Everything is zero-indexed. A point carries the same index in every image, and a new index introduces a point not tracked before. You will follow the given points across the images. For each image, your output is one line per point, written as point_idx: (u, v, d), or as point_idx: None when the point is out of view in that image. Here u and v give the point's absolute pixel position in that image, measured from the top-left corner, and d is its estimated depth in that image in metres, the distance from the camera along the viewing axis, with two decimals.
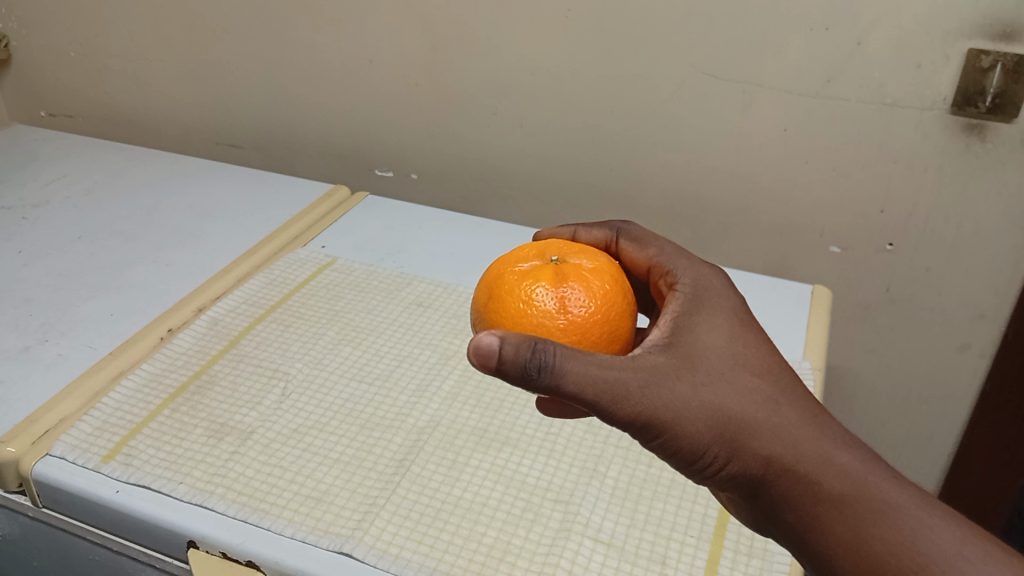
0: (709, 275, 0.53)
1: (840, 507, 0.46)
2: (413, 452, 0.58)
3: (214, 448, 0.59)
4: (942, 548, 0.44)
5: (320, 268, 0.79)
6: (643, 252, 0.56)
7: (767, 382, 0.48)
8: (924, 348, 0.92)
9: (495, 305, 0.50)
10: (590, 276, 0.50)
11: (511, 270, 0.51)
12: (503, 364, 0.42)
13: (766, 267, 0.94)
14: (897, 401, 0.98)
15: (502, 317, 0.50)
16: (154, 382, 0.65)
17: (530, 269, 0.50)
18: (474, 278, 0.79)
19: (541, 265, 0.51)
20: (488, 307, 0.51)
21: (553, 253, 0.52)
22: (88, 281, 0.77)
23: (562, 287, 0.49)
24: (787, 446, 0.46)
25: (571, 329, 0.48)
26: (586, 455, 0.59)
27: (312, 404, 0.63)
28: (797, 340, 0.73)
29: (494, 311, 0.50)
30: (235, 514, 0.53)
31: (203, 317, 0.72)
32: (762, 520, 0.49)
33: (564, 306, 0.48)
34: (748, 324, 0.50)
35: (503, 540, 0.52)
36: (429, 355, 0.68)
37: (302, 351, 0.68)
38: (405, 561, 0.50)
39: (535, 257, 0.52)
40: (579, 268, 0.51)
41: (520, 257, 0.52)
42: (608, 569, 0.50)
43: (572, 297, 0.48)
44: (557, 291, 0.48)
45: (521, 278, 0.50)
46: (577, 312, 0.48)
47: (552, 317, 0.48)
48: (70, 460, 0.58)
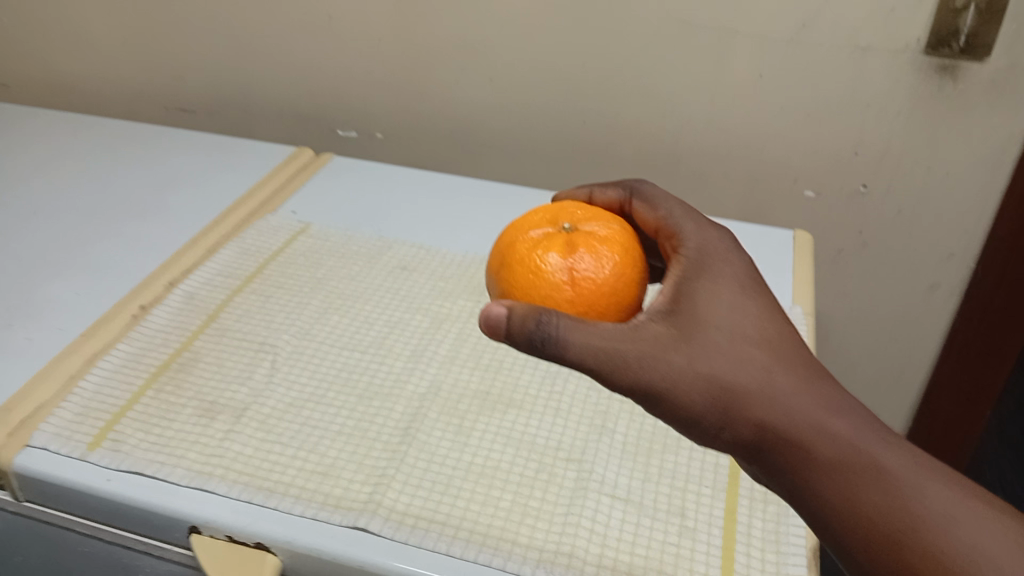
0: (715, 239, 0.51)
1: (834, 474, 0.43)
2: (418, 419, 0.57)
3: (207, 428, 0.56)
4: (944, 525, 0.42)
5: (294, 235, 0.76)
6: (654, 212, 0.54)
7: (768, 349, 0.46)
8: (894, 289, 0.94)
9: (506, 273, 0.49)
10: (602, 247, 0.49)
11: (523, 237, 0.49)
12: (509, 332, 0.43)
13: (741, 215, 0.94)
14: (868, 342, 1.01)
15: (512, 286, 0.49)
16: (133, 361, 0.61)
17: (542, 237, 0.49)
18: (455, 239, 0.77)
19: (552, 233, 0.49)
20: (500, 275, 0.50)
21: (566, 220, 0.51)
22: (48, 260, 0.72)
23: (573, 257, 0.48)
24: (783, 415, 0.44)
25: (579, 302, 0.47)
26: (593, 411, 0.58)
27: (305, 376, 0.60)
28: (784, 288, 0.73)
29: (505, 280, 0.49)
30: (239, 495, 0.51)
31: (177, 291, 0.69)
32: (768, 487, 0.48)
33: (571, 279, 0.47)
34: (751, 289, 0.48)
35: (520, 502, 0.51)
36: (420, 320, 0.66)
37: (288, 322, 0.65)
38: (423, 531, 0.49)
39: (548, 223, 0.50)
40: (593, 238, 0.49)
41: (533, 223, 0.51)
42: (629, 524, 0.50)
43: (580, 270, 0.47)
44: (566, 262, 0.47)
45: (532, 247, 0.49)
46: (585, 286, 0.47)
47: (559, 290, 0.47)
48: (53, 449, 0.54)
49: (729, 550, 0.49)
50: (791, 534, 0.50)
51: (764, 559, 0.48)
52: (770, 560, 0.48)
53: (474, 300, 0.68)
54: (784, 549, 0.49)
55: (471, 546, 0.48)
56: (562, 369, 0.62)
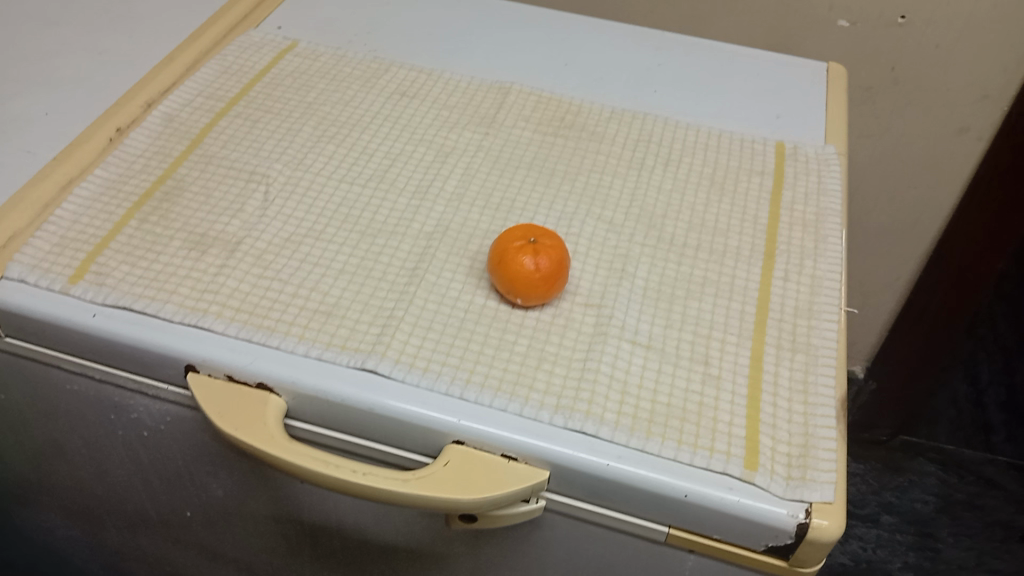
0: None
1: None
2: (426, 258, 0.53)
3: (198, 262, 0.51)
4: None
5: (282, 53, 0.69)
6: None
7: None
8: (912, 124, 0.97)
9: (500, 250, 0.50)
10: (563, 266, 0.50)
11: (522, 235, 0.50)
12: None
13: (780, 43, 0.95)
14: (881, 180, 1.04)
15: (500, 258, 0.50)
16: (112, 189, 0.56)
17: (527, 242, 0.50)
18: (459, 63, 0.71)
19: (541, 242, 0.50)
20: (495, 247, 0.50)
21: (547, 237, 0.51)
22: (6, 75, 0.64)
23: (542, 261, 0.49)
24: None
25: (533, 286, 0.49)
26: (611, 256, 0.54)
27: (301, 211, 0.56)
28: (818, 121, 0.66)
29: (498, 253, 0.50)
30: (237, 333, 0.48)
31: (155, 113, 0.62)
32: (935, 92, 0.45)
33: (538, 275, 0.49)
34: None
35: (537, 347, 0.49)
36: (424, 152, 0.61)
37: (279, 150, 0.60)
38: (436, 375, 0.47)
39: (541, 233, 0.51)
40: (557, 257, 0.50)
41: (531, 227, 0.51)
42: (651, 371, 0.48)
43: (545, 268, 0.49)
44: (537, 262, 0.49)
45: (513, 247, 0.49)
46: (547, 281, 0.49)
47: (527, 287, 0.49)
48: (30, 283, 0.50)
49: (755, 400, 0.47)
50: (819, 384, 0.48)
51: (791, 406, 0.47)
52: (797, 409, 0.47)
53: (482, 133, 0.63)
54: (812, 399, 0.47)
55: (486, 392, 0.46)
56: (578, 211, 0.57)
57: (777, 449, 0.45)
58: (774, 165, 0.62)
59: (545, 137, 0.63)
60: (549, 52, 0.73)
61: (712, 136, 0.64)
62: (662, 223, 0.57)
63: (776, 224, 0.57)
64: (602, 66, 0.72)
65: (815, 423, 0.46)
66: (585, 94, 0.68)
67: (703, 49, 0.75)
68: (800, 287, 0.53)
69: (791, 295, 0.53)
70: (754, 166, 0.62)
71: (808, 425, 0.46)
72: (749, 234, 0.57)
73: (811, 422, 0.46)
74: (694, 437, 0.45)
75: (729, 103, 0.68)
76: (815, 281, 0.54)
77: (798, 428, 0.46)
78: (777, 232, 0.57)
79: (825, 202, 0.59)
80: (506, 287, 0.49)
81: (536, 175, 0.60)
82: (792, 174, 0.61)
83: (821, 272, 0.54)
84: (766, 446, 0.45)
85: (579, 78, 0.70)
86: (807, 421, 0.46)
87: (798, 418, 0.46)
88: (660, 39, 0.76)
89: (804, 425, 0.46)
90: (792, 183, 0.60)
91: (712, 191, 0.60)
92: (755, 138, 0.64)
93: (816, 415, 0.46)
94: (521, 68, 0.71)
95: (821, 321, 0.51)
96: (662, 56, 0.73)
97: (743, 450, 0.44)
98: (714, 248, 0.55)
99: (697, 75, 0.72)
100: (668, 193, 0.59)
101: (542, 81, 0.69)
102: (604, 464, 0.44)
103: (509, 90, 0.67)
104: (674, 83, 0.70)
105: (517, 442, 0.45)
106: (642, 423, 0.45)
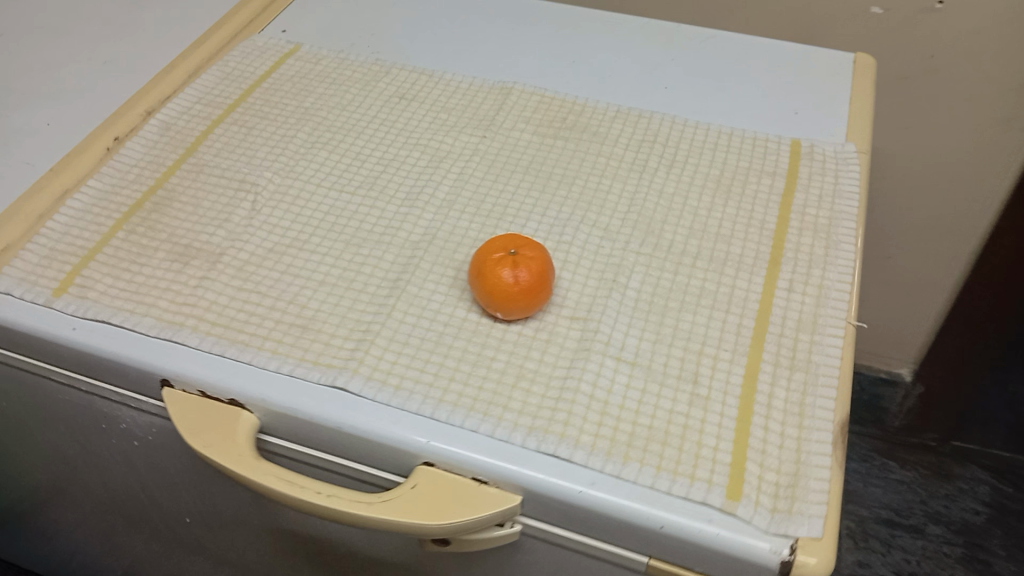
0: None
1: None
2: (409, 268, 0.51)
3: (180, 274, 0.51)
4: None
5: (284, 57, 0.69)
6: None
7: None
8: (951, 116, 0.88)
9: (480, 263, 0.48)
10: (546, 277, 0.48)
11: (503, 246, 0.48)
12: None
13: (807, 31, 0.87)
14: (919, 176, 0.95)
15: (480, 271, 0.48)
16: (105, 200, 0.56)
17: (507, 253, 0.48)
18: (462, 64, 0.69)
19: (522, 253, 0.48)
20: (476, 260, 0.48)
21: (530, 248, 0.48)
22: (16, 88, 0.65)
23: (522, 273, 0.47)
24: None
25: (513, 298, 0.46)
26: (604, 264, 0.52)
27: (287, 220, 0.54)
28: (840, 117, 0.62)
29: (478, 265, 0.48)
30: (210, 347, 0.47)
31: (153, 122, 0.62)
32: None
33: (517, 288, 0.46)
34: None
35: (515, 363, 0.47)
36: (418, 157, 0.59)
37: (271, 157, 0.59)
38: (408, 393, 0.45)
39: (523, 244, 0.48)
40: (539, 269, 0.47)
41: (514, 238, 0.49)
42: (634, 390, 0.45)
43: (524, 280, 0.46)
44: (516, 274, 0.46)
45: (492, 259, 0.47)
46: (528, 293, 0.47)
47: (507, 299, 0.47)
48: (17, 295, 0.50)
49: (745, 423, 0.44)
50: (816, 406, 0.44)
51: (784, 430, 0.44)
52: (789, 433, 0.43)
53: (479, 136, 0.61)
54: (807, 423, 0.44)
55: (457, 412, 0.44)
56: (573, 216, 0.55)
57: (764, 478, 0.42)
58: (787, 165, 0.58)
59: (544, 139, 0.61)
60: (557, 50, 0.71)
61: (721, 135, 0.61)
62: (660, 228, 0.54)
63: (785, 229, 0.54)
64: (612, 63, 0.69)
65: (808, 450, 0.43)
66: (590, 94, 0.66)
67: (722, 41, 0.71)
68: (805, 298, 0.50)
69: (795, 307, 0.49)
70: (766, 166, 0.58)
71: (800, 453, 0.43)
72: (755, 240, 0.53)
73: (804, 449, 0.43)
74: (675, 463, 0.42)
75: (742, 100, 0.65)
76: (822, 292, 0.50)
77: (789, 455, 0.43)
78: (785, 238, 0.53)
79: (841, 205, 0.55)
80: (487, 301, 0.47)
81: (532, 180, 0.57)
82: (807, 174, 0.57)
83: (830, 281, 0.50)
84: (751, 475, 0.42)
85: (586, 76, 0.68)
86: (799, 447, 0.43)
87: (790, 444, 0.43)
88: (677, 31, 0.72)
89: (796, 452, 0.43)
90: (805, 185, 0.57)
91: (718, 194, 0.56)
92: (768, 136, 0.61)
93: (810, 441, 0.43)
94: (526, 68, 0.69)
95: (824, 336, 0.48)
96: (674, 50, 0.70)
97: (725, 478, 0.41)
98: (715, 255, 0.52)
99: (713, 69, 0.68)
100: (669, 197, 0.56)
101: (545, 80, 0.67)
102: (576, 490, 0.42)
103: (509, 90, 0.65)
104: (687, 79, 0.67)
105: (486, 465, 0.43)
106: (620, 447, 0.43)
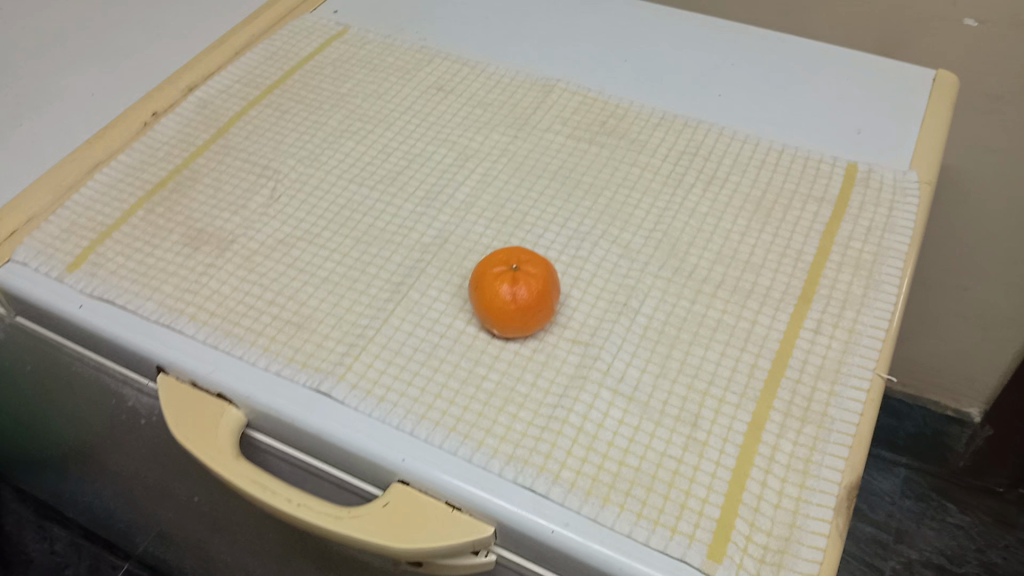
0: None
1: None
2: (415, 272, 0.50)
3: (188, 260, 0.51)
4: None
5: (330, 39, 0.67)
6: None
7: None
8: None
9: (480, 276, 0.46)
10: (548, 296, 0.45)
11: (505, 260, 0.46)
12: None
13: (895, 38, 0.79)
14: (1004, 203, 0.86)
15: (479, 283, 0.46)
16: (131, 176, 0.57)
17: (506, 268, 0.45)
18: (507, 56, 0.66)
19: (524, 269, 0.45)
20: (477, 272, 0.46)
21: (534, 263, 0.46)
22: (70, 53, 0.66)
23: (521, 290, 0.44)
24: None
25: (510, 315, 0.44)
26: (617, 286, 0.49)
27: (302, 211, 0.54)
28: (907, 140, 0.57)
29: (478, 278, 0.46)
30: (205, 338, 0.47)
31: (191, 98, 0.62)
32: None
33: (515, 305, 0.44)
34: None
35: (506, 385, 0.44)
36: (444, 154, 0.57)
37: (297, 144, 0.58)
38: (390, 406, 0.44)
39: (528, 258, 0.46)
40: (540, 286, 0.45)
41: (519, 251, 0.47)
42: (626, 427, 0.42)
43: (522, 297, 0.44)
44: (514, 291, 0.44)
45: (491, 274, 0.45)
46: (527, 311, 0.44)
47: (503, 316, 0.44)
48: (34, 267, 0.51)
49: (741, 476, 0.40)
50: (823, 465, 0.40)
51: (782, 488, 0.40)
52: (788, 492, 0.40)
53: (511, 135, 0.58)
54: (809, 483, 0.40)
55: (437, 432, 0.43)
56: (594, 230, 0.52)
57: (752, 539, 0.38)
58: (838, 190, 0.53)
59: (577, 144, 0.58)
60: (610, 46, 0.67)
61: (770, 152, 0.56)
62: (685, 251, 0.50)
63: (823, 263, 0.49)
64: (665, 64, 0.65)
65: (805, 514, 0.39)
66: (637, 96, 0.62)
67: (790, 47, 0.66)
68: (831, 343, 0.45)
69: (818, 352, 0.45)
70: (814, 191, 0.53)
71: (796, 515, 0.39)
72: (787, 273, 0.49)
73: (801, 512, 0.39)
74: (657, 512, 0.39)
75: (800, 114, 0.60)
76: (852, 338, 0.46)
77: (783, 516, 0.39)
78: (821, 273, 0.49)
79: (890, 240, 0.50)
80: (484, 316, 0.45)
81: (558, 187, 0.55)
82: (858, 204, 0.52)
83: (862, 327, 0.46)
84: (738, 534, 0.38)
85: (636, 76, 0.64)
86: (796, 509, 0.39)
87: (787, 504, 0.39)
88: (742, 33, 0.67)
89: (792, 514, 0.39)
90: (854, 215, 0.52)
91: (756, 217, 0.52)
92: (822, 156, 0.56)
93: (809, 504, 0.39)
94: (573, 64, 0.65)
95: (845, 388, 0.43)
96: (736, 54, 0.65)
97: (709, 535, 0.38)
98: (740, 286, 0.48)
99: (774, 78, 0.63)
100: (701, 216, 0.52)
101: (591, 79, 0.64)
102: (548, 529, 0.39)
103: (552, 88, 0.62)
104: (743, 87, 0.62)
105: (459, 491, 0.41)
106: (600, 487, 0.40)
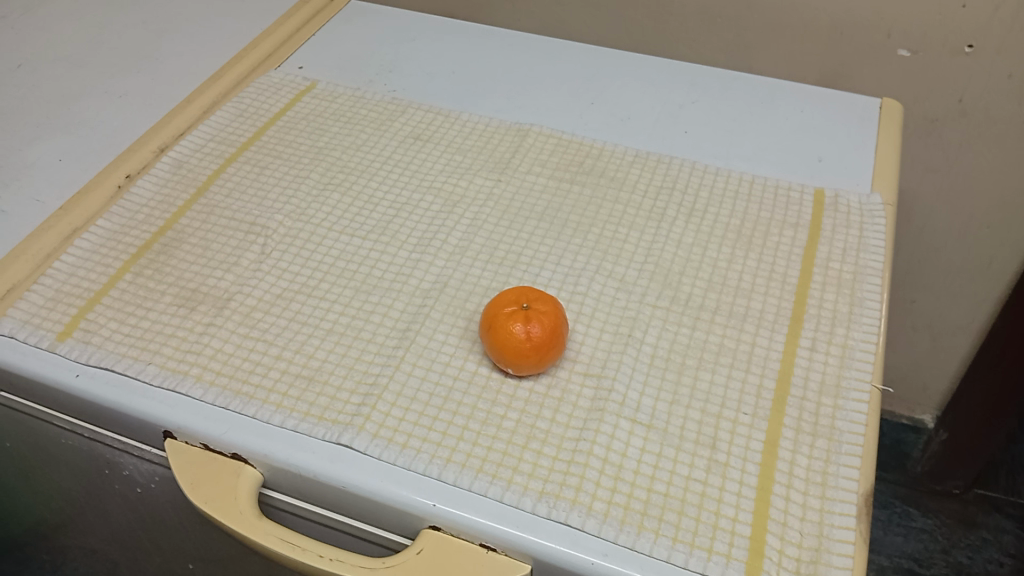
0: None
1: None
2: (419, 317, 0.50)
3: (186, 321, 0.50)
4: None
5: (300, 95, 0.68)
6: None
7: None
8: (979, 157, 0.85)
9: (491, 317, 0.47)
10: (558, 333, 0.46)
11: (517, 301, 0.47)
12: None
13: (833, 70, 0.85)
14: (944, 217, 0.92)
15: (492, 323, 0.46)
16: (113, 240, 0.55)
17: (517, 308, 0.46)
18: (479, 105, 0.68)
19: (536, 308, 0.46)
20: (489, 314, 0.47)
21: (544, 302, 0.47)
22: (30, 120, 0.65)
23: (534, 328, 0.45)
24: None
25: (526, 351, 0.45)
26: (619, 317, 0.50)
27: (296, 265, 0.53)
28: (865, 165, 0.61)
29: (490, 319, 0.47)
30: (214, 400, 0.46)
31: (165, 159, 0.61)
32: None
33: (530, 343, 0.45)
34: None
35: (526, 422, 0.45)
36: (432, 201, 0.58)
37: (282, 199, 0.58)
38: (415, 452, 0.44)
39: (538, 298, 0.47)
40: (552, 323, 0.46)
41: (529, 292, 0.48)
42: (649, 454, 0.43)
43: (537, 335, 0.45)
44: (528, 328, 0.45)
45: (503, 314, 0.46)
46: (541, 347, 0.45)
47: (518, 355, 0.45)
48: (20, 339, 0.49)
49: (765, 492, 0.42)
50: (839, 476, 0.43)
51: (805, 501, 0.42)
52: (811, 504, 0.42)
53: (495, 179, 0.60)
54: (830, 494, 0.42)
55: (465, 474, 0.43)
56: (588, 266, 0.53)
57: (784, 552, 0.40)
58: (810, 215, 0.57)
59: (559, 184, 0.60)
60: (575, 90, 0.70)
61: (742, 182, 0.60)
62: (678, 280, 0.52)
63: (807, 285, 0.52)
64: (632, 105, 0.68)
65: (831, 524, 0.41)
66: (609, 136, 0.65)
67: (743, 83, 0.70)
68: (828, 358, 0.48)
69: (817, 368, 0.47)
70: (788, 217, 0.57)
71: (822, 526, 0.41)
72: (776, 295, 0.51)
73: (827, 522, 0.41)
74: (691, 535, 0.40)
75: (765, 144, 0.63)
76: (846, 352, 0.48)
77: (811, 528, 0.41)
78: (808, 293, 0.51)
79: (865, 259, 0.53)
80: (498, 356, 0.46)
81: (547, 226, 0.56)
82: (830, 226, 0.56)
83: (854, 341, 0.49)
84: (771, 549, 0.40)
85: (606, 117, 0.67)
86: (821, 520, 0.41)
87: (812, 516, 0.41)
88: (698, 72, 0.71)
89: (818, 525, 0.41)
90: (829, 237, 0.55)
91: (739, 244, 0.55)
92: (790, 184, 0.59)
93: (833, 514, 0.41)
94: (544, 109, 0.67)
95: (848, 401, 0.46)
96: (695, 91, 0.69)
97: (744, 553, 0.40)
98: (734, 311, 0.51)
99: (733, 112, 0.67)
100: (688, 247, 0.55)
101: (564, 123, 0.66)
102: (589, 561, 0.40)
103: (527, 132, 0.64)
104: (706, 123, 0.66)
105: (495, 532, 0.41)
106: (633, 515, 0.41)
